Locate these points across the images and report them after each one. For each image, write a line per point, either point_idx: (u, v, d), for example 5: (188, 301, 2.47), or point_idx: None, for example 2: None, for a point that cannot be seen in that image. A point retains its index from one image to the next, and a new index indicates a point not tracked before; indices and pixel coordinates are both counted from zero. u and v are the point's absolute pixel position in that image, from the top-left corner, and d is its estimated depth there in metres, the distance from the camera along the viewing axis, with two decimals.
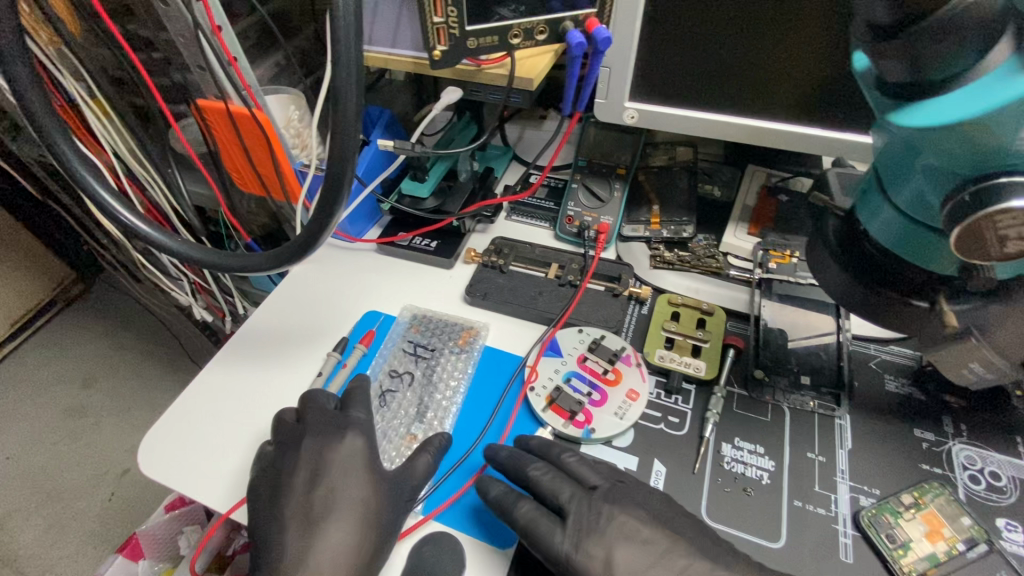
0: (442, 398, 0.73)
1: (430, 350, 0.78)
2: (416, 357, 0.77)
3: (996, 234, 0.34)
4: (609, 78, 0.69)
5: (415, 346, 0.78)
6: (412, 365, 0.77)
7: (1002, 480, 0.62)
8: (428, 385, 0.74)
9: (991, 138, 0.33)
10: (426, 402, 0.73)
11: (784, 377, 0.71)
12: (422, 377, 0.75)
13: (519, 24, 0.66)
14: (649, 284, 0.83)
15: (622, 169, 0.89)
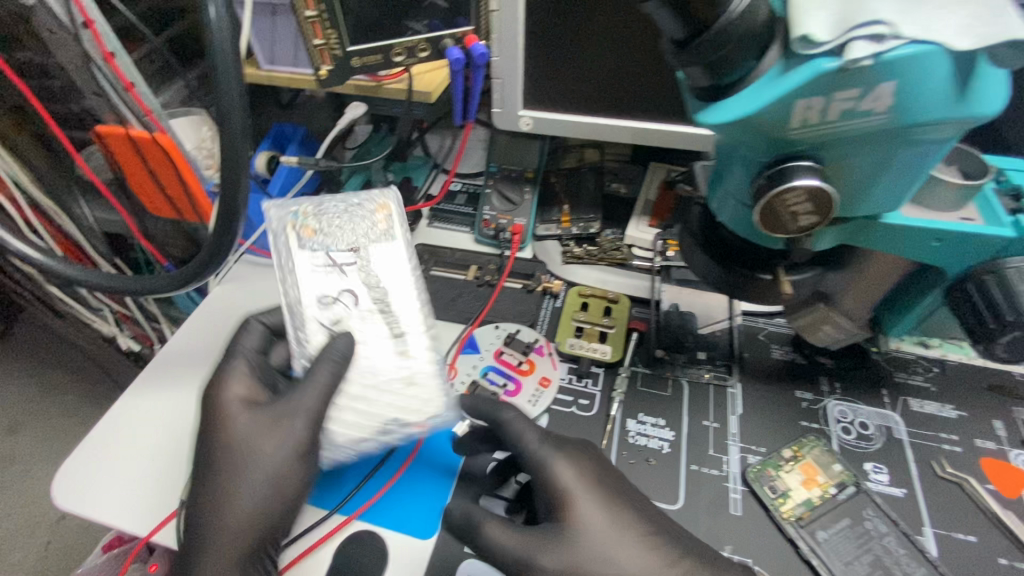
0: (395, 282, 0.64)
1: (352, 243, 0.64)
2: (334, 260, 0.62)
3: (787, 210, 0.41)
4: (501, 88, 0.74)
5: (325, 251, 0.63)
6: (333, 272, 0.62)
7: (870, 429, 0.70)
8: (367, 281, 0.63)
9: (774, 130, 0.38)
10: (371, 303, 0.63)
11: (682, 354, 0.78)
12: (355, 274, 0.63)
13: (400, 43, 0.72)
14: (562, 279, 0.89)
15: (531, 172, 0.93)
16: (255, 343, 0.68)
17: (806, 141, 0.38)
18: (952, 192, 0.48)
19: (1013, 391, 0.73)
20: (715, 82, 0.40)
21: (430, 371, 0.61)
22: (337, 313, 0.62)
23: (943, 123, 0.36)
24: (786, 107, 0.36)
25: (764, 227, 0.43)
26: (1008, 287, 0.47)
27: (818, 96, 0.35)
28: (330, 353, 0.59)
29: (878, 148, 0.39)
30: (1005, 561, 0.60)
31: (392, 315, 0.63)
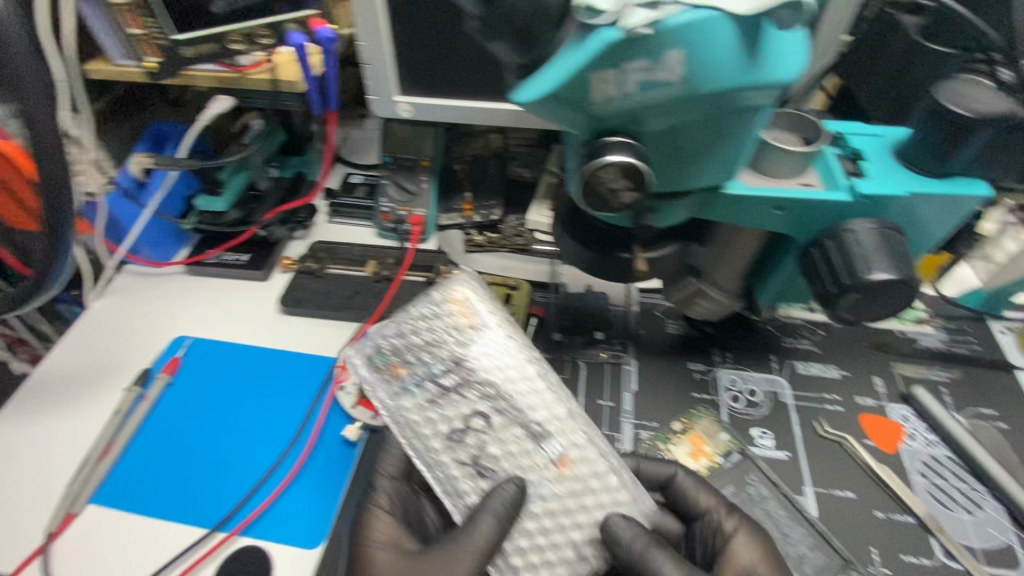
0: (508, 371, 0.56)
1: (446, 361, 0.57)
2: (440, 389, 0.56)
3: (606, 187, 0.40)
4: (373, 74, 0.71)
5: (427, 381, 0.57)
6: (444, 399, 0.55)
7: (758, 396, 0.71)
8: (479, 394, 0.55)
9: (580, 105, 0.36)
10: (495, 415, 0.54)
11: (580, 336, 0.78)
12: (471, 390, 0.55)
13: (233, 28, 0.69)
14: (462, 268, 0.87)
15: (426, 162, 0.88)
16: (395, 467, 0.61)
17: (615, 114, 0.37)
18: (790, 159, 0.48)
19: (894, 348, 0.75)
20: (519, 58, 0.38)
21: (597, 468, 0.54)
22: (473, 444, 0.53)
23: (743, 88, 0.35)
24: (584, 79, 0.34)
25: (591, 205, 0.42)
26: (847, 249, 0.47)
27: (611, 67, 0.33)
28: (491, 508, 0.49)
29: (692, 119, 0.38)
30: (880, 514, 0.62)
31: (528, 418, 0.54)
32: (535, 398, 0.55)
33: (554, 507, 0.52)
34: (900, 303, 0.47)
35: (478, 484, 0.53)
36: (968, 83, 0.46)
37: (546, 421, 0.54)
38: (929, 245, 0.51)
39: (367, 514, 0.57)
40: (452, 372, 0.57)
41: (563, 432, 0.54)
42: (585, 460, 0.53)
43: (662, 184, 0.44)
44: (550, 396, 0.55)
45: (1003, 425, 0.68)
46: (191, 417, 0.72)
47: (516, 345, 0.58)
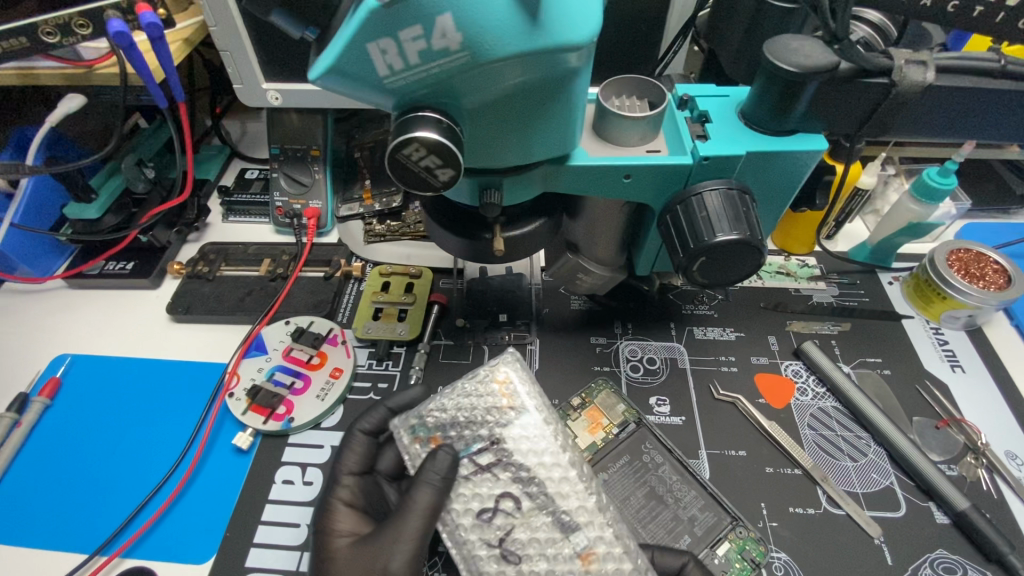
0: (544, 456, 0.53)
1: (483, 439, 0.54)
2: (476, 467, 0.53)
3: (420, 166, 0.38)
4: (232, 61, 0.67)
5: (463, 458, 0.53)
6: (479, 475, 0.53)
7: (656, 363, 0.72)
8: (513, 477, 0.52)
9: (369, 84, 0.35)
10: (524, 495, 0.52)
11: (484, 320, 0.76)
12: (506, 471, 0.53)
13: (43, 19, 0.62)
14: (363, 260, 0.83)
15: (316, 150, 0.86)
16: (359, 464, 0.59)
17: (408, 90, 0.35)
18: (632, 125, 0.47)
19: (789, 306, 0.76)
20: (305, 33, 0.35)
21: (622, 565, 0.50)
22: (501, 527, 0.51)
23: (529, 53, 0.33)
24: (364, 49, 0.32)
25: (415, 187, 0.40)
26: (693, 213, 0.47)
27: (386, 36, 0.32)
28: (426, 476, 0.51)
29: (493, 93, 0.36)
30: (770, 469, 0.63)
31: (559, 507, 0.51)
32: (567, 489, 0.52)
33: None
34: (746, 262, 0.47)
35: (506, 570, 0.50)
36: (797, 38, 0.45)
37: (576, 512, 0.51)
38: (782, 203, 0.51)
39: (329, 509, 0.56)
40: (489, 452, 0.53)
41: (596, 525, 0.51)
42: (623, 554, 0.50)
43: (493, 163, 0.43)
44: (584, 490, 0.52)
45: (887, 372, 0.70)
46: (73, 440, 0.68)
47: (554, 429, 0.54)
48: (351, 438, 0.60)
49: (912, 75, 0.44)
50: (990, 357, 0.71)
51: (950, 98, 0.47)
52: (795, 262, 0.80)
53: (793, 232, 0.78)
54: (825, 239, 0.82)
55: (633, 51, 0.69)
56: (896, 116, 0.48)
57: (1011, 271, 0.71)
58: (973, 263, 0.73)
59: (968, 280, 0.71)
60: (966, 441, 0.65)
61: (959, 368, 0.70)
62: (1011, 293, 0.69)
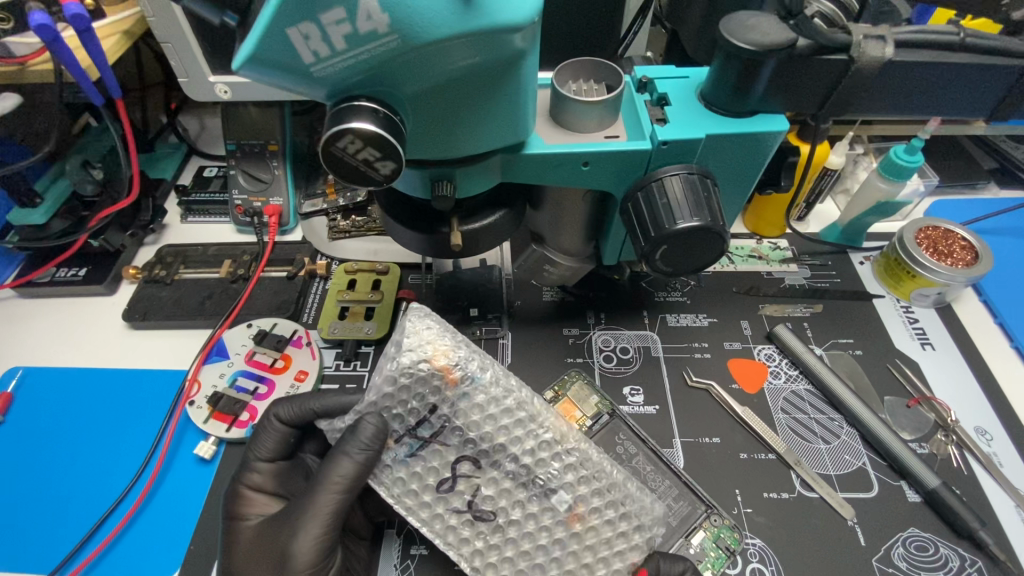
0: (489, 408, 0.49)
1: (418, 409, 0.49)
2: (421, 443, 0.48)
3: (358, 159, 0.36)
4: (174, 53, 0.64)
5: (407, 437, 0.49)
6: (422, 450, 0.49)
7: (629, 353, 0.71)
8: (462, 441, 0.49)
9: (296, 73, 0.33)
10: (478, 454, 0.49)
11: (453, 315, 0.74)
12: (453, 437, 0.49)
13: None
14: (328, 258, 0.80)
15: (274, 145, 0.82)
16: (272, 450, 0.57)
17: (338, 81, 0.34)
18: (589, 111, 0.45)
19: (762, 290, 0.75)
20: (225, 19, 0.34)
21: (598, 485, 0.49)
22: (465, 491, 0.48)
23: (456, 37, 0.31)
24: (283, 33, 0.31)
25: (356, 182, 0.38)
26: (654, 199, 0.45)
27: (306, 20, 0.30)
28: (346, 450, 0.47)
29: (428, 82, 0.34)
30: (744, 455, 0.63)
31: (515, 452, 0.49)
32: (521, 435, 0.49)
33: (562, 538, 0.48)
34: (712, 249, 0.46)
35: (483, 531, 0.48)
36: (754, 14, 0.43)
37: (534, 450, 0.49)
38: (746, 186, 0.50)
39: (237, 494, 0.55)
40: (431, 422, 0.48)
41: (564, 459, 0.49)
42: (597, 480, 0.49)
43: (440, 156, 0.41)
44: (542, 428, 0.49)
45: (859, 352, 0.70)
46: (26, 457, 0.65)
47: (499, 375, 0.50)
48: (268, 426, 0.57)
49: (870, 50, 0.43)
50: (959, 334, 0.71)
51: (912, 74, 0.45)
52: (767, 245, 0.79)
53: (764, 215, 0.77)
54: (797, 221, 0.82)
55: (596, 34, 0.67)
56: (857, 94, 0.46)
57: (978, 247, 0.71)
58: (941, 240, 0.73)
59: (936, 258, 0.71)
60: (936, 419, 0.65)
61: (929, 345, 0.71)
62: (978, 270, 0.69)
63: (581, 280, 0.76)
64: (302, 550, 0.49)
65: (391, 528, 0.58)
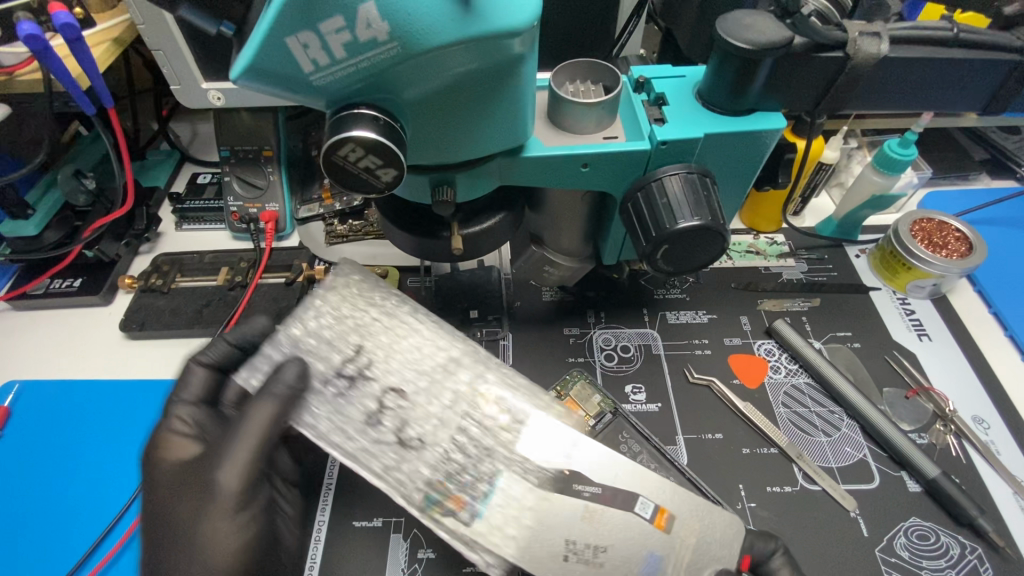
0: (406, 341, 0.57)
1: (344, 352, 0.56)
2: (346, 382, 0.54)
3: (359, 167, 0.36)
4: (166, 60, 0.63)
5: (332, 378, 0.54)
6: (353, 389, 0.54)
7: (630, 351, 0.71)
8: (383, 372, 0.55)
9: (295, 83, 0.33)
10: (412, 395, 0.54)
11: (454, 317, 0.73)
12: (386, 380, 0.54)
13: None
14: (326, 262, 0.80)
15: (269, 151, 0.82)
16: (198, 393, 0.57)
17: (338, 89, 0.33)
18: (587, 112, 0.45)
19: (760, 285, 0.75)
20: (222, 29, 0.34)
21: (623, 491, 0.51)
22: (392, 424, 0.52)
23: (456, 43, 0.31)
24: (281, 42, 0.30)
25: (356, 189, 0.38)
26: (654, 200, 0.45)
27: (305, 29, 0.30)
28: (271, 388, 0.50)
29: (428, 88, 0.34)
30: (747, 450, 0.63)
31: (436, 386, 0.55)
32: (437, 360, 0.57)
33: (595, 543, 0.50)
34: (713, 248, 0.46)
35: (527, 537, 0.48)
36: (750, 13, 0.43)
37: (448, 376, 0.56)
38: (744, 185, 0.50)
39: (160, 439, 0.53)
40: (354, 363, 0.55)
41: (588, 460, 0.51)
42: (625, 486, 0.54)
43: (441, 161, 0.41)
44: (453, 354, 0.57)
45: (857, 345, 0.71)
46: (26, 472, 0.65)
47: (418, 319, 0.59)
48: (190, 371, 0.58)
49: (865, 47, 0.43)
50: (955, 325, 0.72)
51: (906, 70, 0.46)
52: (764, 240, 0.80)
53: (760, 210, 0.78)
54: (793, 216, 0.82)
55: (590, 34, 0.67)
56: (853, 91, 0.47)
57: (973, 238, 0.72)
58: (935, 232, 0.74)
59: (931, 250, 0.71)
60: (935, 409, 0.65)
61: (925, 337, 0.71)
62: (972, 260, 0.69)
63: (579, 280, 0.77)
64: (228, 481, 0.48)
65: (398, 532, 0.58)
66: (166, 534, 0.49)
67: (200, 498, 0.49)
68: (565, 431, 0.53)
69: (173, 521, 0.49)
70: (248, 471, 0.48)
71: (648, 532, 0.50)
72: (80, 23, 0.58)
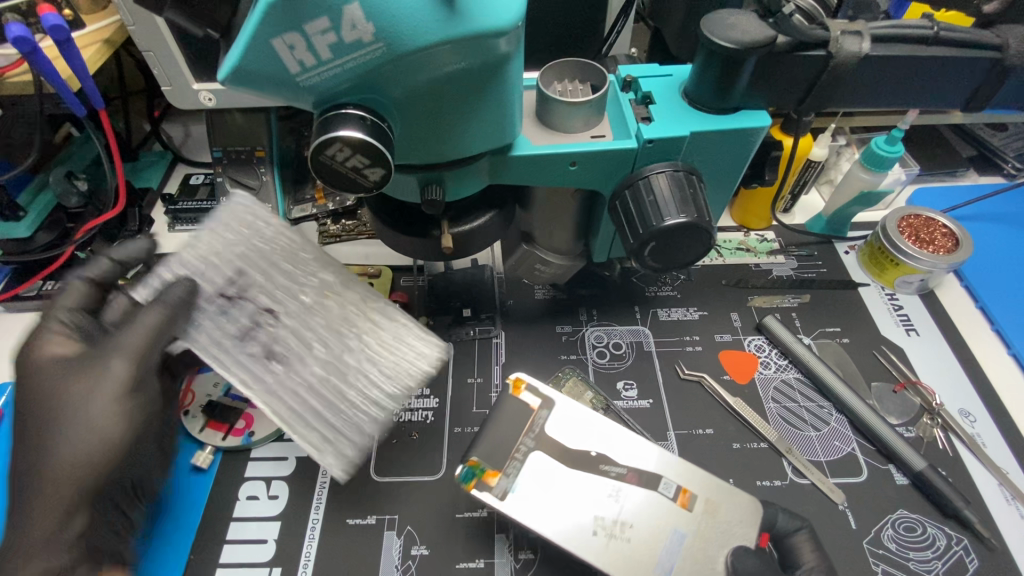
0: (286, 268, 0.57)
1: (229, 274, 0.55)
2: (225, 300, 0.54)
3: (347, 166, 0.36)
4: (157, 61, 0.63)
5: (214, 295, 0.54)
6: (230, 308, 0.54)
7: (622, 348, 0.71)
8: (260, 296, 0.55)
9: (283, 83, 0.33)
10: (286, 319, 0.55)
11: (447, 316, 0.74)
12: (264, 302, 0.55)
13: None
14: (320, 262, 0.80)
15: (261, 151, 0.81)
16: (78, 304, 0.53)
17: (325, 90, 0.34)
18: (575, 111, 0.45)
19: (750, 281, 0.76)
20: (208, 30, 0.35)
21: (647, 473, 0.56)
22: (264, 340, 0.53)
23: (442, 44, 0.32)
24: (267, 41, 0.31)
25: (345, 188, 0.39)
26: (641, 197, 0.46)
27: (291, 30, 0.30)
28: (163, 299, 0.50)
29: (415, 88, 0.34)
30: (737, 445, 0.64)
31: (316, 310, 0.56)
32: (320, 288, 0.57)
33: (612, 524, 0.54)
34: (699, 246, 0.47)
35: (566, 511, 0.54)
36: (734, 13, 0.44)
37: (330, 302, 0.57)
38: (731, 183, 0.51)
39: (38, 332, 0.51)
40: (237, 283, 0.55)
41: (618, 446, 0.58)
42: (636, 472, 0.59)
43: (429, 160, 0.41)
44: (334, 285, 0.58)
45: (846, 340, 0.72)
46: None
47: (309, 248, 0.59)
48: (70, 283, 0.54)
49: (847, 46, 0.44)
50: (943, 320, 0.73)
51: (888, 68, 0.46)
52: (754, 237, 0.80)
53: (750, 207, 0.78)
54: (783, 212, 0.83)
55: (579, 33, 0.67)
56: (836, 89, 0.47)
57: (959, 233, 0.73)
58: (922, 228, 0.74)
59: (918, 246, 0.72)
60: (922, 403, 0.66)
61: (913, 331, 0.72)
62: (959, 255, 0.70)
63: (571, 278, 0.77)
64: (116, 370, 0.49)
65: (391, 529, 0.59)
66: (38, 414, 0.49)
67: (76, 396, 0.48)
68: (593, 419, 0.59)
69: (48, 401, 0.49)
70: (139, 360, 0.49)
71: (669, 510, 0.54)
72: (69, 25, 0.58)
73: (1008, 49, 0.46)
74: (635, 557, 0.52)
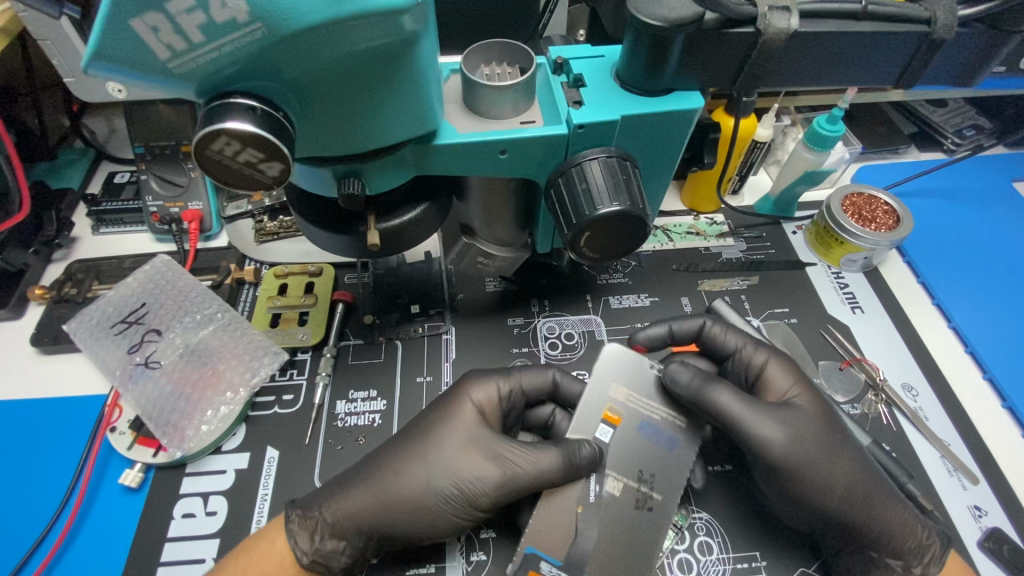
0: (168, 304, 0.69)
1: (123, 306, 0.68)
2: (124, 324, 0.67)
3: (240, 161, 0.33)
4: (55, 50, 0.58)
5: (115, 319, 0.68)
6: (127, 330, 0.67)
7: (574, 338, 0.70)
8: (144, 326, 0.67)
9: (155, 71, 0.30)
10: (170, 341, 0.66)
11: (394, 313, 0.71)
12: (154, 323, 0.67)
13: None
14: (257, 262, 0.75)
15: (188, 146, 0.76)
16: None
17: (206, 78, 0.31)
18: (501, 96, 0.43)
19: (700, 265, 0.75)
20: None
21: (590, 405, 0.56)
22: (148, 352, 0.65)
23: (331, 23, 0.29)
24: (126, 20, 0.27)
25: (242, 185, 0.35)
26: (575, 185, 0.44)
27: (153, 11, 0.27)
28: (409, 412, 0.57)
29: (311, 74, 0.31)
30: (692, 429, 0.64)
31: (191, 332, 0.67)
32: (200, 318, 0.68)
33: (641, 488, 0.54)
34: (635, 236, 0.46)
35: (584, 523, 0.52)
36: None
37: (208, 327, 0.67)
38: (669, 166, 0.49)
39: None
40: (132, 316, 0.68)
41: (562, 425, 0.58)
42: None
43: (344, 151, 0.38)
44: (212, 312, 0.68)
45: (794, 320, 0.72)
46: None
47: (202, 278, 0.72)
48: None
49: (776, 22, 0.43)
50: (886, 295, 0.74)
51: (817, 44, 0.46)
52: (704, 221, 0.80)
53: (699, 190, 0.78)
54: (733, 194, 0.83)
55: (514, 13, 0.64)
56: (767, 67, 0.46)
57: (899, 211, 0.73)
58: (865, 206, 0.75)
59: (862, 225, 0.72)
60: (867, 378, 0.67)
61: (859, 309, 0.73)
62: (900, 233, 0.71)
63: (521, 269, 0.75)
64: None
65: None
66: None
67: None
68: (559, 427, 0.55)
69: None
70: None
71: (622, 437, 0.55)
72: None
73: (936, 23, 0.46)
74: (668, 470, 0.54)
